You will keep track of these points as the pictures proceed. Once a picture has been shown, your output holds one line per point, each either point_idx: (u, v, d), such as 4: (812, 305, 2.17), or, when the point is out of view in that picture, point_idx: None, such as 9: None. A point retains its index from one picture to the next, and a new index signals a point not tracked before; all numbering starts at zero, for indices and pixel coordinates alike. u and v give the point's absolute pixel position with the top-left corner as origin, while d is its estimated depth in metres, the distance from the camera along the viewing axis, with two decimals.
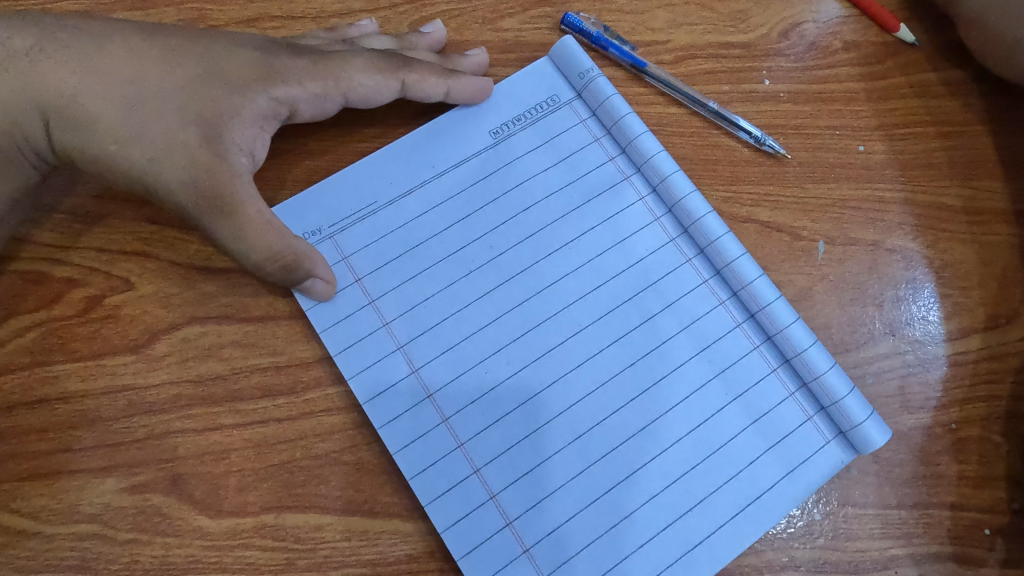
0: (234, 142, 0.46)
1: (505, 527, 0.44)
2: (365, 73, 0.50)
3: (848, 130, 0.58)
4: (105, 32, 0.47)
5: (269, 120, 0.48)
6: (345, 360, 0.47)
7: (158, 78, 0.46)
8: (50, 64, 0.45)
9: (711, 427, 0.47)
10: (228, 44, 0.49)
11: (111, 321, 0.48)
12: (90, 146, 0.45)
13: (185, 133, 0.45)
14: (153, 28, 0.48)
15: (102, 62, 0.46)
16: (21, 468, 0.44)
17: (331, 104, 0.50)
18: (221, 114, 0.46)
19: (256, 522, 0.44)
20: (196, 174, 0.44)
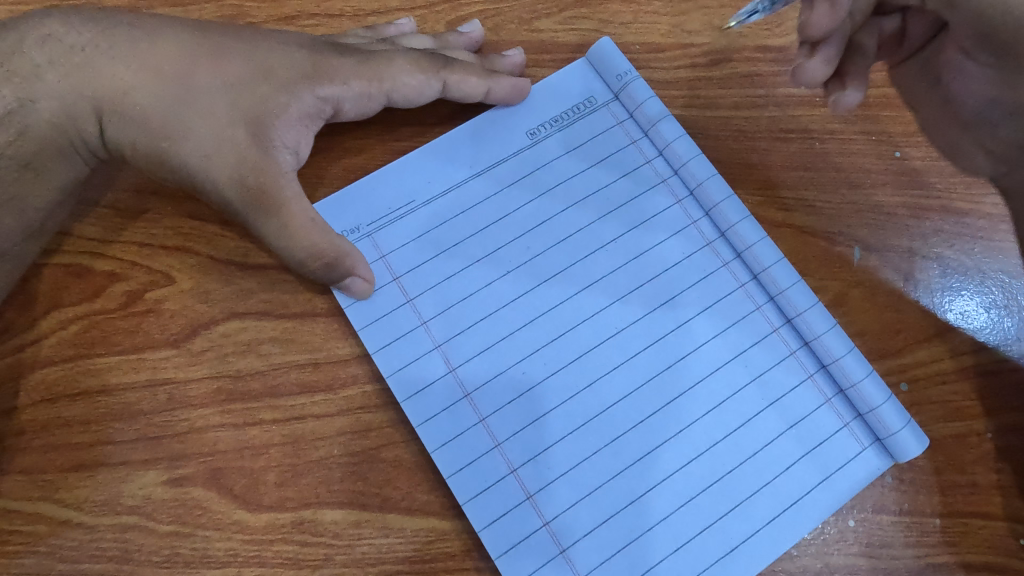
0: (280, 141, 0.47)
1: (542, 527, 0.44)
2: (408, 74, 0.50)
3: (884, 136, 0.58)
4: (157, 30, 0.48)
5: (313, 119, 0.49)
6: (383, 357, 0.47)
7: (209, 75, 0.47)
8: (107, 60, 0.47)
9: (746, 432, 0.47)
10: (275, 42, 0.50)
11: (151, 316, 0.48)
12: (142, 142, 0.46)
13: (234, 131, 0.46)
14: (204, 26, 0.50)
15: (156, 59, 0.47)
16: (65, 459, 0.45)
17: (374, 104, 0.50)
18: (269, 113, 0.47)
19: (294, 517, 0.45)
20: (245, 172, 0.45)
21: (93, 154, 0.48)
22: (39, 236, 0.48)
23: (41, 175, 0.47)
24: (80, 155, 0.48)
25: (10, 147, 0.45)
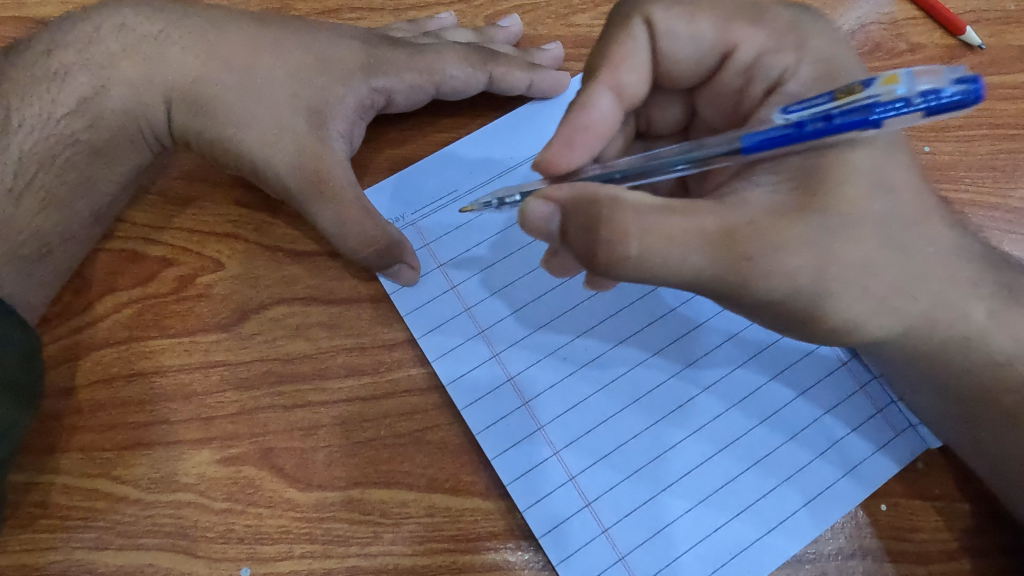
0: (335, 130, 0.49)
1: (584, 507, 0.45)
2: (456, 66, 0.51)
3: (914, 130, 0.59)
4: (222, 21, 0.50)
5: (367, 110, 0.50)
6: (428, 342, 0.49)
7: (270, 65, 0.49)
8: (175, 50, 0.49)
9: (782, 418, 0.48)
10: (331, 34, 0.51)
11: (202, 300, 0.49)
12: (206, 129, 0.48)
13: (294, 120, 0.48)
14: (265, 17, 0.51)
15: (220, 49, 0.49)
16: (121, 438, 0.46)
17: (423, 96, 0.52)
18: (326, 103, 0.49)
19: (343, 496, 0.46)
20: (302, 160, 0.47)
21: (157, 141, 0.50)
22: (103, 220, 0.50)
23: (112, 161, 0.49)
24: (145, 141, 0.49)
25: (85, 133, 0.48)
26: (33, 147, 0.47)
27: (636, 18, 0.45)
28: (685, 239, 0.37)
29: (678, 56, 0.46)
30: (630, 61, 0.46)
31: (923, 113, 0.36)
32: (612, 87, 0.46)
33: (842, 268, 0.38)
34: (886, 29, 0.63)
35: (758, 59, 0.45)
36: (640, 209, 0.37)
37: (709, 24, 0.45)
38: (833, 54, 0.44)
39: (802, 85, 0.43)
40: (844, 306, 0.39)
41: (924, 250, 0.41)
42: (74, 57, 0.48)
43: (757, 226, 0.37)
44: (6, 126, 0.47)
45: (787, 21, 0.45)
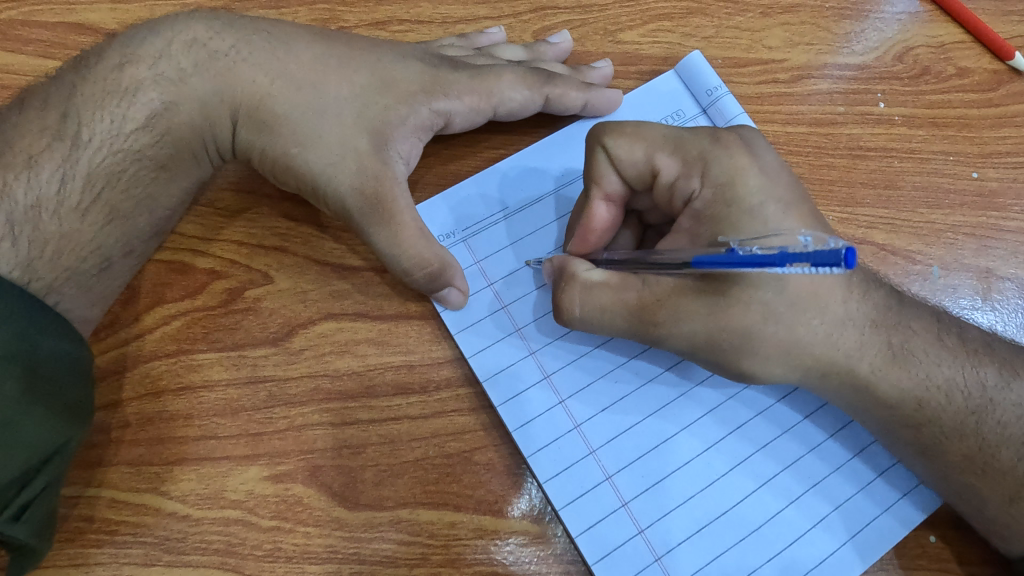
0: (395, 152, 0.49)
1: (637, 534, 0.45)
2: (515, 89, 0.52)
3: (962, 156, 0.58)
4: (290, 38, 0.50)
5: (425, 131, 0.51)
6: (479, 361, 0.48)
7: (337, 85, 0.49)
8: (245, 66, 0.48)
9: (833, 446, 0.48)
10: (396, 55, 0.51)
11: (251, 313, 0.49)
12: (272, 147, 0.47)
13: (358, 140, 0.48)
14: (332, 36, 0.51)
15: (290, 67, 0.49)
16: (170, 453, 0.46)
17: (480, 118, 0.52)
18: (389, 125, 0.49)
19: (391, 516, 0.45)
20: (365, 181, 0.47)
21: (220, 156, 0.49)
22: (161, 233, 0.49)
23: (174, 177, 0.48)
24: (208, 156, 0.49)
25: (152, 149, 0.48)
26: (100, 163, 0.47)
27: (598, 150, 0.47)
28: (613, 309, 0.45)
29: (636, 179, 0.47)
30: (606, 180, 0.47)
31: (806, 264, 0.33)
32: (605, 197, 0.48)
33: (730, 336, 0.43)
34: (934, 51, 0.61)
35: (672, 183, 0.46)
36: (586, 284, 0.45)
37: (639, 151, 0.46)
38: (732, 180, 0.43)
39: (705, 210, 0.44)
40: (731, 359, 0.44)
41: (806, 321, 0.43)
42: (146, 71, 0.48)
43: (660, 299, 0.44)
44: (77, 141, 0.47)
45: (696, 149, 0.45)
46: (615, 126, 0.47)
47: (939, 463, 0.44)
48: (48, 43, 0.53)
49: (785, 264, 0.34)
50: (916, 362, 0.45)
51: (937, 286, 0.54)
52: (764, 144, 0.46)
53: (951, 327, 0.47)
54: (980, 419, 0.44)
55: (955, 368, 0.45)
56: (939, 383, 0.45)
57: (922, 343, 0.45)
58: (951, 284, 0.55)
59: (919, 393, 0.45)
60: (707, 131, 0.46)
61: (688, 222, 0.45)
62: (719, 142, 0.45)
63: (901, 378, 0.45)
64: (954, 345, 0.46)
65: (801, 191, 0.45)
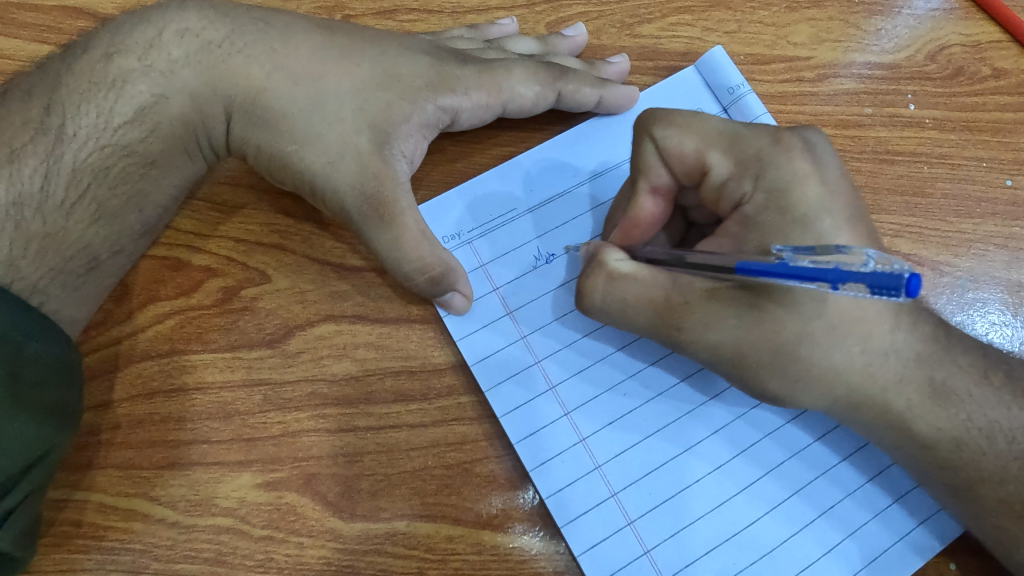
0: (399, 150, 0.47)
1: (642, 555, 0.43)
2: (526, 84, 0.50)
3: (995, 163, 0.55)
4: (288, 29, 0.48)
5: (431, 128, 0.49)
6: (481, 369, 0.46)
7: (336, 79, 0.47)
8: (238, 57, 0.47)
9: (848, 468, 0.46)
10: (400, 48, 0.49)
11: (247, 314, 0.47)
12: (267, 144, 0.46)
13: (358, 138, 0.46)
14: (333, 26, 0.49)
15: (286, 58, 0.47)
16: (160, 457, 0.44)
17: (489, 115, 0.50)
18: (391, 121, 0.47)
19: (387, 528, 0.44)
20: (365, 180, 0.45)
21: (211, 151, 0.47)
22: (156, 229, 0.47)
23: (165, 173, 0.47)
24: (201, 151, 0.47)
25: (142, 144, 0.46)
26: (86, 158, 0.45)
27: (646, 141, 0.45)
28: (637, 305, 0.43)
29: (687, 174, 0.44)
30: (653, 172, 0.45)
31: (863, 285, 0.31)
32: (652, 190, 0.45)
33: (758, 350, 0.41)
34: (968, 51, 0.57)
35: (723, 184, 0.43)
36: (613, 276, 0.43)
37: (691, 146, 0.43)
38: (789, 187, 0.41)
39: (755, 215, 0.41)
40: (755, 374, 0.42)
41: (844, 347, 0.41)
42: (133, 62, 0.46)
43: (688, 302, 0.42)
44: (62, 135, 0.45)
45: (753, 150, 0.42)
46: (666, 116, 0.44)
47: (962, 491, 0.42)
48: (44, 28, 0.51)
49: (840, 284, 0.32)
50: (957, 402, 0.42)
51: (966, 300, 0.52)
52: (827, 150, 0.43)
53: (999, 364, 0.44)
54: None
55: (1000, 410, 0.42)
56: (981, 425, 0.42)
57: (965, 382, 0.43)
58: (981, 298, 0.52)
59: (958, 434, 0.42)
60: (768, 130, 0.43)
61: (735, 226, 0.43)
62: (779, 145, 0.42)
63: (940, 417, 0.42)
64: (1000, 384, 0.43)
65: (859, 206, 0.42)
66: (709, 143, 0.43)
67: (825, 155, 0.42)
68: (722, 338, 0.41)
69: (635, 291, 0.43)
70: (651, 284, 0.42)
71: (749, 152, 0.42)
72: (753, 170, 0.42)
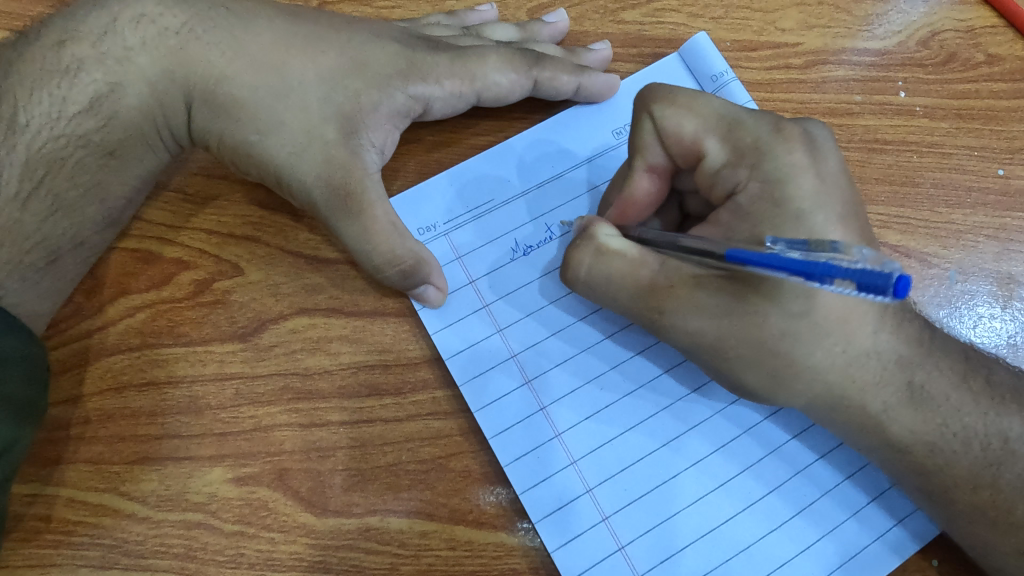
0: (368, 140, 0.46)
1: (617, 551, 0.43)
2: (500, 72, 0.49)
3: (987, 152, 0.53)
4: (253, 15, 0.47)
5: (402, 117, 0.48)
6: (456, 364, 0.46)
7: (302, 66, 0.46)
8: (199, 44, 0.46)
9: (827, 465, 0.45)
10: (370, 35, 0.48)
11: (219, 307, 0.46)
12: (230, 134, 0.45)
13: (324, 127, 0.45)
14: (299, 13, 0.48)
15: (249, 45, 0.46)
16: (130, 451, 0.44)
17: (463, 104, 0.49)
18: (359, 110, 0.46)
19: (360, 524, 0.43)
20: (332, 171, 0.44)
21: (175, 141, 0.47)
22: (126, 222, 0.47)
23: (129, 163, 0.46)
24: (163, 141, 0.46)
25: (99, 133, 0.45)
26: (42, 148, 0.44)
27: (645, 118, 0.44)
28: (622, 282, 0.42)
29: (686, 158, 0.44)
30: (650, 151, 0.44)
31: (851, 285, 0.30)
32: (648, 169, 0.45)
33: (737, 341, 0.40)
34: (961, 36, 0.56)
35: (717, 171, 0.42)
36: (601, 249, 0.42)
37: (690, 127, 0.43)
38: (785, 178, 0.40)
39: (748, 204, 0.40)
40: (734, 368, 0.41)
41: (826, 345, 0.40)
42: (90, 50, 0.45)
43: (673, 286, 0.41)
44: (16, 125, 0.44)
45: (751, 138, 0.41)
46: (669, 94, 0.43)
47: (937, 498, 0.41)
48: (12, 16, 0.50)
49: (829, 280, 0.31)
50: (933, 406, 0.42)
51: (954, 292, 0.51)
52: (829, 143, 0.41)
53: (979, 369, 0.43)
54: (997, 471, 0.41)
55: (977, 415, 0.41)
56: (956, 430, 0.41)
57: (943, 386, 0.42)
58: (969, 290, 0.51)
59: (932, 438, 0.41)
60: (769, 117, 0.42)
61: (726, 215, 0.41)
62: (779, 135, 0.41)
63: (915, 421, 0.42)
64: (979, 390, 0.42)
65: (857, 204, 0.41)
66: (708, 127, 0.42)
67: (825, 148, 0.41)
68: (701, 327, 0.41)
69: (619, 266, 0.42)
70: (636, 262, 0.42)
71: (745, 143, 0.41)
72: (750, 159, 0.41)
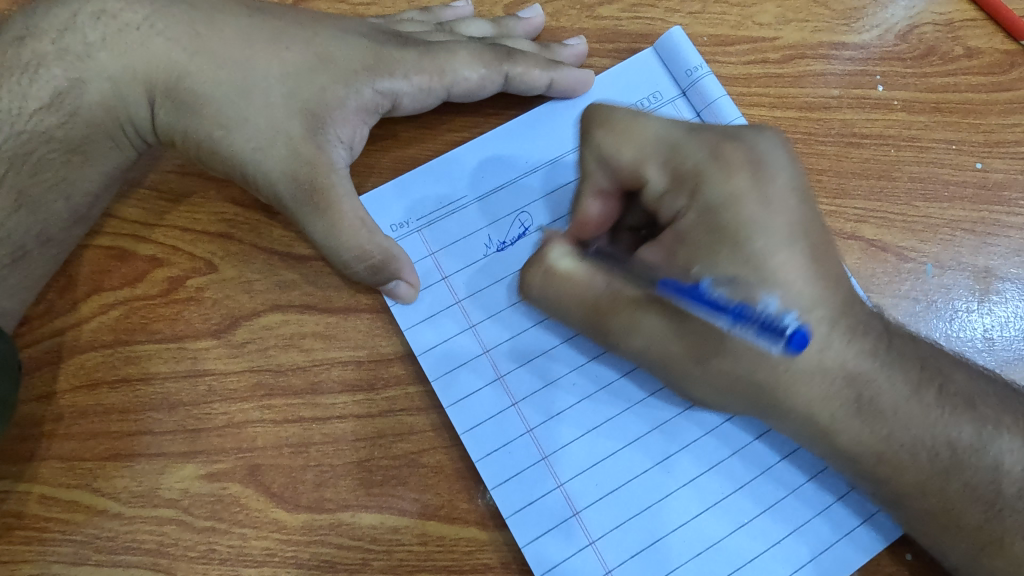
0: (334, 135, 0.46)
1: (587, 546, 0.43)
2: (469, 67, 0.49)
3: (965, 145, 0.53)
4: (217, 12, 0.47)
5: (370, 113, 0.48)
6: (428, 360, 0.46)
7: (267, 63, 0.46)
8: (161, 40, 0.46)
9: (800, 460, 0.45)
10: (337, 31, 0.48)
11: (192, 304, 0.46)
12: (195, 130, 0.45)
13: (289, 123, 0.45)
14: (265, 9, 0.49)
15: (214, 42, 0.46)
16: (103, 448, 0.44)
17: (432, 99, 0.49)
18: (326, 106, 0.46)
19: (332, 519, 0.43)
20: (297, 166, 0.44)
21: (138, 138, 0.47)
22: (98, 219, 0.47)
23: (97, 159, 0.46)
24: (126, 137, 0.46)
25: (61, 129, 0.45)
26: (5, 144, 0.44)
27: (584, 143, 0.43)
28: (573, 302, 0.43)
29: (631, 182, 0.42)
30: (594, 176, 0.43)
31: (753, 327, 0.36)
32: (596, 193, 0.43)
33: (687, 357, 0.41)
34: (940, 29, 0.56)
35: (660, 198, 0.41)
36: (551, 271, 0.43)
37: (630, 155, 0.41)
38: (726, 204, 0.39)
39: (688, 232, 0.39)
40: (693, 381, 0.42)
41: (771, 364, 0.40)
42: (49, 46, 0.45)
43: (622, 305, 0.42)
44: None
45: (692, 162, 0.40)
46: (608, 117, 0.42)
47: (906, 495, 0.41)
48: None
49: (738, 322, 0.36)
50: (883, 418, 0.41)
51: (930, 286, 0.51)
52: (778, 160, 0.40)
53: (934, 378, 0.42)
54: (946, 479, 0.40)
55: (926, 427, 0.41)
56: (903, 442, 0.41)
57: (894, 398, 0.41)
58: (946, 284, 0.51)
59: (880, 449, 0.41)
60: (712, 139, 0.40)
61: (668, 240, 0.40)
62: (719, 160, 0.40)
63: (863, 433, 0.41)
64: (932, 401, 0.41)
65: (809, 221, 0.40)
66: (648, 154, 0.41)
67: (770, 170, 0.40)
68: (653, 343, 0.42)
69: (566, 288, 0.43)
70: (585, 284, 0.42)
71: (686, 168, 0.40)
72: (691, 186, 0.40)
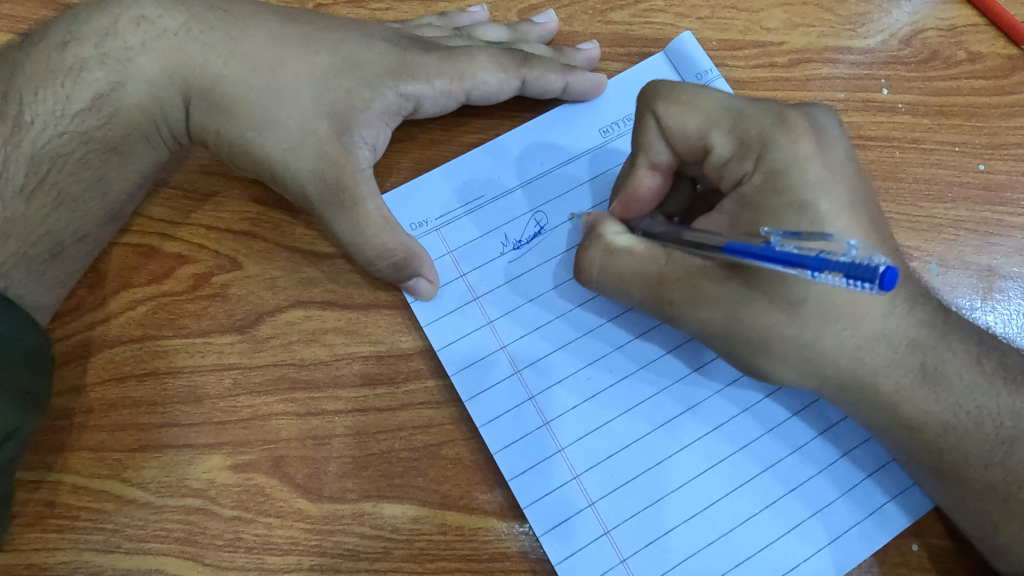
0: (360, 137, 0.47)
1: (603, 535, 0.44)
2: (489, 71, 0.50)
3: (968, 147, 0.55)
4: (248, 17, 0.49)
5: (393, 115, 0.49)
6: (447, 355, 0.47)
7: (296, 67, 0.48)
8: (195, 44, 0.47)
9: (807, 453, 0.46)
10: (362, 36, 0.50)
11: (218, 300, 0.48)
12: (226, 131, 0.47)
13: (317, 125, 0.47)
14: (293, 14, 0.50)
15: (245, 47, 0.48)
16: (132, 439, 0.45)
17: (452, 102, 0.50)
18: (352, 108, 0.48)
19: (354, 509, 0.45)
20: (324, 166, 0.46)
21: (173, 138, 0.48)
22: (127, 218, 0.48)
23: (128, 159, 0.47)
24: (161, 138, 0.48)
25: (100, 130, 0.47)
26: (45, 145, 0.46)
27: (649, 119, 0.44)
28: (632, 278, 0.44)
29: (692, 153, 0.44)
30: (653, 147, 0.44)
31: (840, 273, 0.31)
32: (652, 165, 0.45)
33: (743, 331, 0.42)
34: (944, 34, 0.57)
35: (724, 164, 0.42)
36: (610, 248, 0.44)
37: (694, 124, 0.42)
38: (789, 169, 0.40)
39: (752, 195, 0.41)
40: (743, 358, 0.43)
41: (834, 330, 0.41)
42: (91, 50, 0.46)
43: (677, 278, 0.43)
44: (20, 122, 0.46)
45: (757, 128, 0.41)
46: (671, 91, 0.43)
47: None
48: (17, 19, 0.52)
49: (820, 269, 0.32)
50: (947, 384, 0.42)
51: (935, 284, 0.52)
52: (835, 132, 0.42)
53: (992, 351, 0.44)
54: (1008, 449, 0.42)
55: (990, 396, 0.42)
56: (970, 411, 0.42)
57: (959, 366, 0.43)
58: (949, 283, 0.52)
59: (947, 417, 0.42)
60: (774, 107, 0.42)
61: (732, 205, 0.42)
62: (784, 125, 0.41)
63: (930, 400, 0.42)
64: (993, 370, 0.43)
65: (863, 189, 0.41)
66: (711, 124, 0.42)
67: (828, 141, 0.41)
68: (711, 318, 0.42)
69: (626, 263, 0.44)
70: (645, 258, 0.44)
71: (750, 135, 0.41)
72: (756, 150, 0.41)
